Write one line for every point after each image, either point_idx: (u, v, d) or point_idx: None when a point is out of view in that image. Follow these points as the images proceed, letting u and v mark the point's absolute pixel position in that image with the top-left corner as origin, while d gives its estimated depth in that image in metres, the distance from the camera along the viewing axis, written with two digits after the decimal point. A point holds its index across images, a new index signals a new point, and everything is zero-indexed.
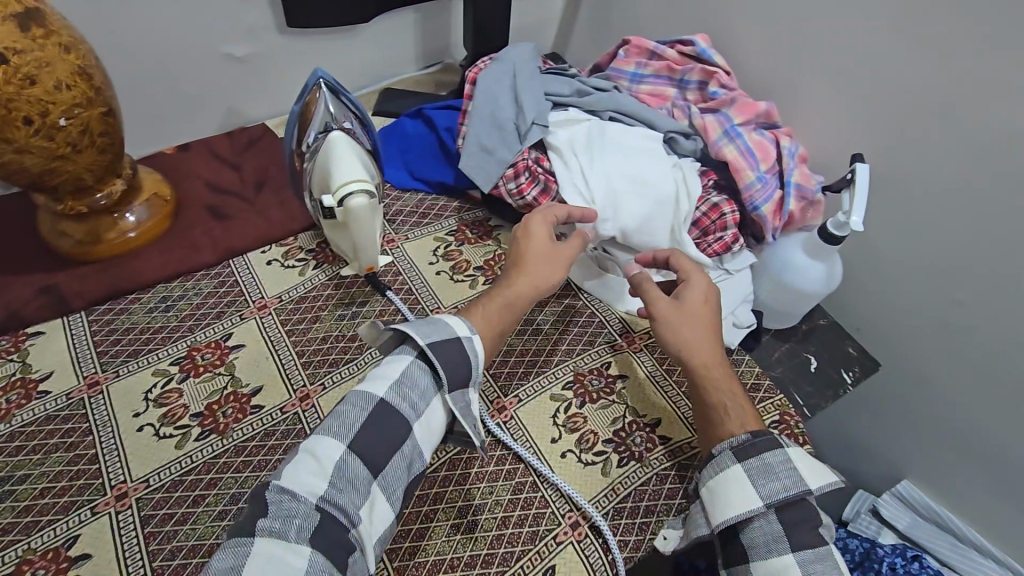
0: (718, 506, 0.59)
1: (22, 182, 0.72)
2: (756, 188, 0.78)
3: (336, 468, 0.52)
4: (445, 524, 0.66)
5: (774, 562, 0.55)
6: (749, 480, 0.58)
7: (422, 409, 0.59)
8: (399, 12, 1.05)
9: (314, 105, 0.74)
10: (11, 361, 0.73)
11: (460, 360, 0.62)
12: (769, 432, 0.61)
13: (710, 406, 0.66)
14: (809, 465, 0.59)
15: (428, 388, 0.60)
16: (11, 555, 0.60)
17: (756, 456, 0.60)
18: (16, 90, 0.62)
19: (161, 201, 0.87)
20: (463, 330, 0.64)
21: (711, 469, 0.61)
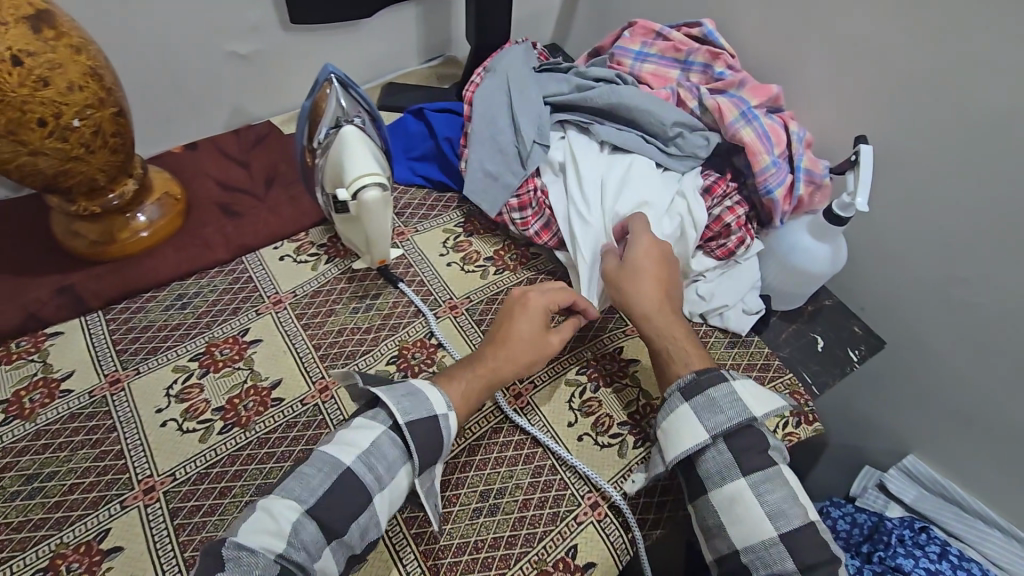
0: (671, 442, 0.63)
1: (36, 184, 0.72)
2: (771, 171, 0.79)
3: (293, 530, 0.53)
4: (468, 508, 0.67)
5: (728, 487, 0.60)
6: (694, 415, 0.63)
7: (388, 479, 0.59)
8: (401, 6, 1.06)
9: (324, 101, 0.74)
10: (32, 361, 0.74)
11: (434, 435, 0.62)
12: (716, 370, 0.66)
13: (660, 353, 0.71)
14: (751, 394, 0.64)
15: (397, 459, 0.60)
16: (44, 549, 0.61)
17: (700, 393, 0.64)
18: (30, 92, 0.63)
19: (172, 200, 0.88)
20: (443, 406, 0.64)
21: (663, 412, 0.66)
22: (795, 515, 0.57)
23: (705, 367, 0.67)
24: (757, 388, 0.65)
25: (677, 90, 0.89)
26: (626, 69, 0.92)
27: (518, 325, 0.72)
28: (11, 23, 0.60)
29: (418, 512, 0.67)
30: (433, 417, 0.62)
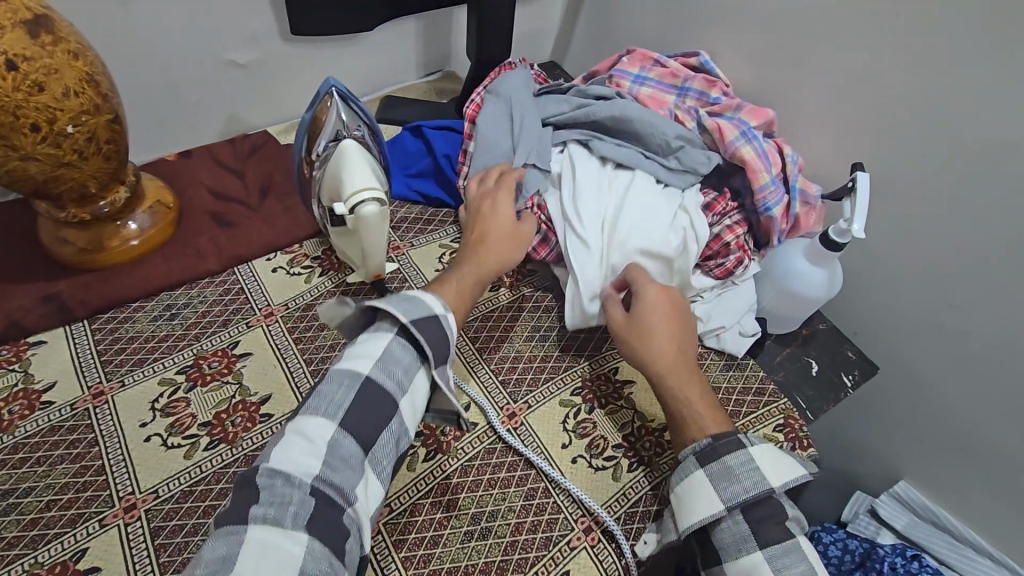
0: (685, 511, 0.61)
1: (25, 189, 0.70)
2: (770, 190, 0.80)
3: (330, 442, 0.52)
4: (459, 531, 0.66)
5: (743, 561, 0.56)
6: (709, 485, 0.60)
7: (408, 383, 0.59)
8: (402, 20, 1.06)
9: (325, 114, 0.74)
10: (12, 372, 0.72)
11: (439, 330, 0.62)
12: (732, 433, 0.62)
13: (673, 409, 0.67)
14: (770, 462, 0.60)
15: (411, 364, 0.60)
16: (18, 568, 0.59)
17: (717, 460, 0.61)
18: (24, 97, 0.62)
19: (163, 208, 0.87)
20: (439, 308, 0.63)
21: (676, 476, 0.63)
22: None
23: (722, 428, 0.64)
24: (778, 453, 0.61)
25: (674, 111, 0.89)
26: (625, 89, 0.92)
27: (493, 221, 0.77)
28: (8, 27, 0.59)
29: (407, 535, 0.65)
30: (431, 309, 0.62)
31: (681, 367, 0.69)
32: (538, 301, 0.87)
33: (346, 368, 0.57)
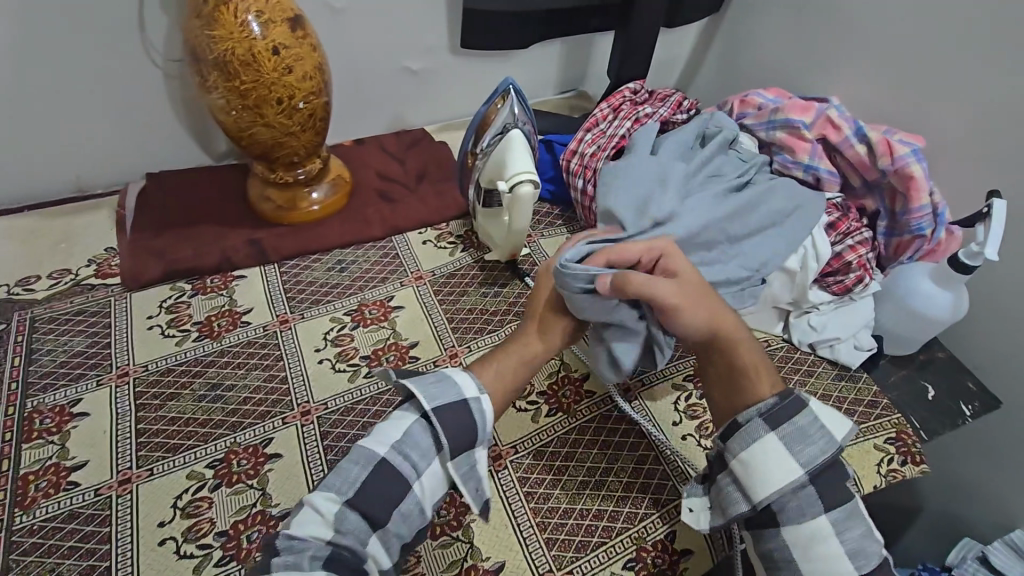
0: (757, 479, 0.58)
1: (255, 152, 0.88)
2: (923, 209, 0.83)
3: (336, 519, 0.53)
4: (573, 480, 0.73)
5: (807, 523, 0.57)
6: (786, 449, 0.58)
7: (424, 468, 0.57)
8: (550, 43, 1.19)
9: (494, 115, 0.84)
10: (221, 296, 0.89)
11: (465, 416, 0.59)
12: (794, 391, 0.61)
13: (738, 372, 0.65)
14: (830, 420, 0.61)
15: (430, 448, 0.58)
16: (222, 444, 0.73)
17: (789, 422, 0.60)
18: (276, 77, 0.79)
19: (341, 182, 1.02)
20: (473, 389, 0.60)
21: (741, 441, 0.60)
22: (872, 551, 0.57)
23: (782, 388, 0.63)
24: (831, 410, 0.62)
25: (824, 114, 0.90)
26: (750, 121, 0.97)
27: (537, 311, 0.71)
28: (278, 23, 0.77)
29: (529, 473, 0.73)
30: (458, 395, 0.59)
31: (731, 323, 0.67)
32: None
33: (369, 445, 0.56)
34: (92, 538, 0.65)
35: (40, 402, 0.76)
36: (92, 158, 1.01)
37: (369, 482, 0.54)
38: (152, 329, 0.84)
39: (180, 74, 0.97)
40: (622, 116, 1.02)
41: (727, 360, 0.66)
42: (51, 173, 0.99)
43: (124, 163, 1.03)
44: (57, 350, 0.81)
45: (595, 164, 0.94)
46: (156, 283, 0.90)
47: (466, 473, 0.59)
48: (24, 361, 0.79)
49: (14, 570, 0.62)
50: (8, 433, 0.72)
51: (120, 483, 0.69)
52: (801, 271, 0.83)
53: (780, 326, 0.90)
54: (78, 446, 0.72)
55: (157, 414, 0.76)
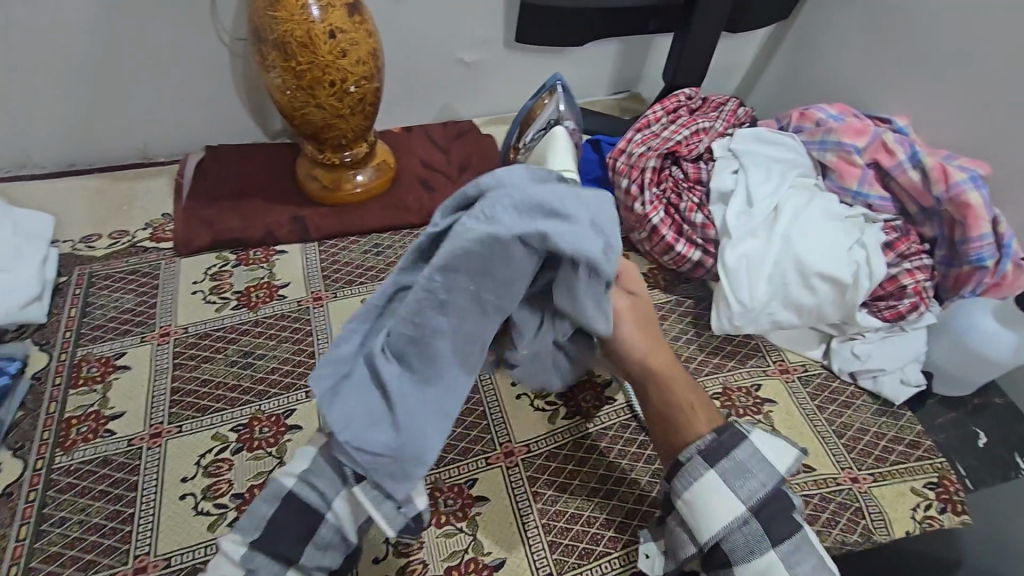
0: (700, 520, 0.57)
1: (306, 132, 0.91)
2: (982, 239, 0.78)
3: (243, 558, 0.55)
4: (582, 487, 0.72)
5: (757, 560, 0.56)
6: (723, 486, 0.57)
7: (332, 497, 0.56)
8: (606, 42, 1.17)
9: (539, 110, 0.86)
10: (262, 268, 0.92)
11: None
12: (731, 427, 0.60)
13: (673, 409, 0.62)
14: (770, 449, 0.60)
15: (336, 477, 0.56)
16: (247, 411, 0.76)
17: (726, 458, 0.58)
18: (330, 60, 0.81)
19: (385, 168, 1.04)
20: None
21: (683, 481, 0.59)
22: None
23: (718, 425, 0.61)
24: (773, 441, 0.61)
25: (879, 139, 0.88)
26: (805, 139, 0.96)
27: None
28: (337, 7, 0.79)
29: (539, 474, 0.72)
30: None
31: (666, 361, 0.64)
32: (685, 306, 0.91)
33: (280, 479, 0.57)
34: (121, 485, 0.69)
35: (88, 351, 0.80)
36: (157, 127, 1.06)
37: (272, 520, 0.56)
38: (195, 294, 0.88)
39: (243, 52, 1.01)
40: (677, 121, 0.99)
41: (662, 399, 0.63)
42: (121, 138, 1.06)
43: (186, 134, 1.09)
44: (109, 305, 0.86)
45: (642, 164, 0.92)
46: (204, 250, 0.94)
47: (379, 495, 0.54)
48: (79, 313, 0.85)
49: (50, 505, 0.67)
50: (58, 378, 0.77)
51: (151, 436, 0.73)
52: (852, 287, 0.78)
53: (819, 352, 0.85)
54: (118, 397, 0.76)
55: (191, 375, 0.79)
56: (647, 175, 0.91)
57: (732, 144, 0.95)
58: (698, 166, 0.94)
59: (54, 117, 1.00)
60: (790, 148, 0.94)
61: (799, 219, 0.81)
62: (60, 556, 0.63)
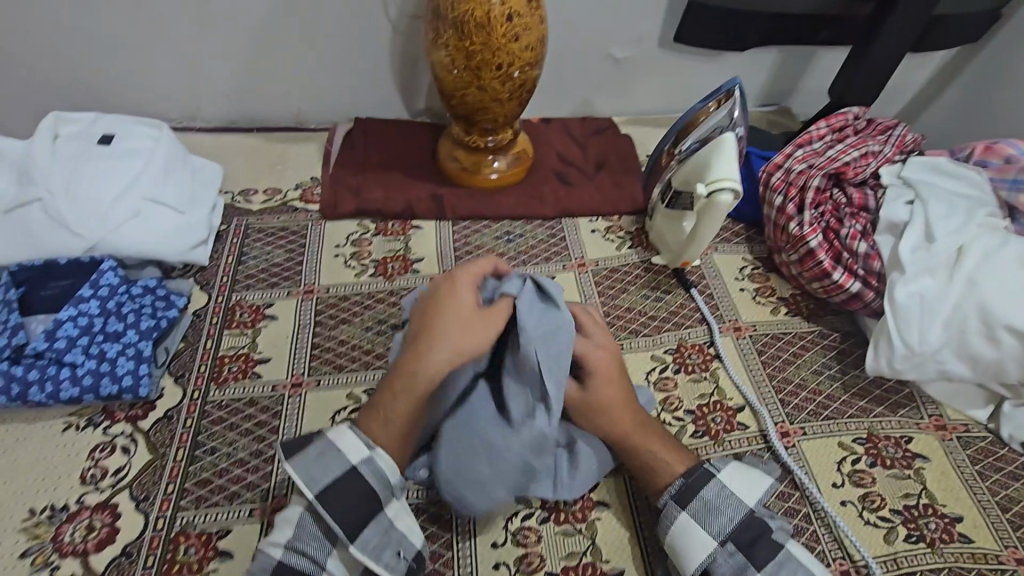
0: (683, 561, 0.59)
1: (460, 113, 0.92)
2: None
3: None
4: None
5: None
6: (697, 526, 0.59)
7: (323, 561, 0.57)
8: (766, 50, 1.12)
9: (703, 117, 0.81)
10: (399, 241, 0.95)
11: (359, 485, 0.58)
12: (699, 466, 0.62)
13: (644, 464, 0.64)
14: (739, 482, 0.61)
15: (326, 539, 0.58)
16: (380, 376, 0.78)
17: (697, 498, 0.61)
18: (503, 43, 0.82)
19: (524, 156, 1.03)
20: (361, 451, 0.59)
21: (664, 525, 0.61)
22: None
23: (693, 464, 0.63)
24: (746, 468, 0.63)
25: None
26: (991, 175, 0.86)
27: (462, 295, 0.62)
28: None
29: None
30: (358, 456, 0.59)
31: (630, 424, 0.65)
32: (830, 340, 0.85)
33: (268, 549, 0.56)
34: (264, 426, 0.73)
35: (242, 297, 0.86)
36: (314, 94, 1.12)
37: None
38: (337, 258, 0.92)
39: (406, 30, 1.04)
40: (845, 141, 0.93)
41: (633, 453, 0.65)
42: (281, 102, 1.12)
43: (337, 105, 1.14)
44: (262, 257, 0.92)
45: (802, 182, 0.87)
46: (348, 217, 0.98)
47: (378, 544, 0.58)
48: (235, 261, 0.91)
49: (203, 434, 0.72)
50: (215, 317, 0.83)
51: (292, 385, 0.77)
52: None
53: (984, 414, 0.77)
54: (265, 343, 0.81)
55: (330, 333, 0.83)
56: (808, 194, 0.86)
57: (903, 172, 0.88)
58: (864, 191, 0.87)
59: (229, 76, 1.07)
60: (973, 184, 0.85)
61: (989, 262, 0.73)
62: (210, 483, 0.68)
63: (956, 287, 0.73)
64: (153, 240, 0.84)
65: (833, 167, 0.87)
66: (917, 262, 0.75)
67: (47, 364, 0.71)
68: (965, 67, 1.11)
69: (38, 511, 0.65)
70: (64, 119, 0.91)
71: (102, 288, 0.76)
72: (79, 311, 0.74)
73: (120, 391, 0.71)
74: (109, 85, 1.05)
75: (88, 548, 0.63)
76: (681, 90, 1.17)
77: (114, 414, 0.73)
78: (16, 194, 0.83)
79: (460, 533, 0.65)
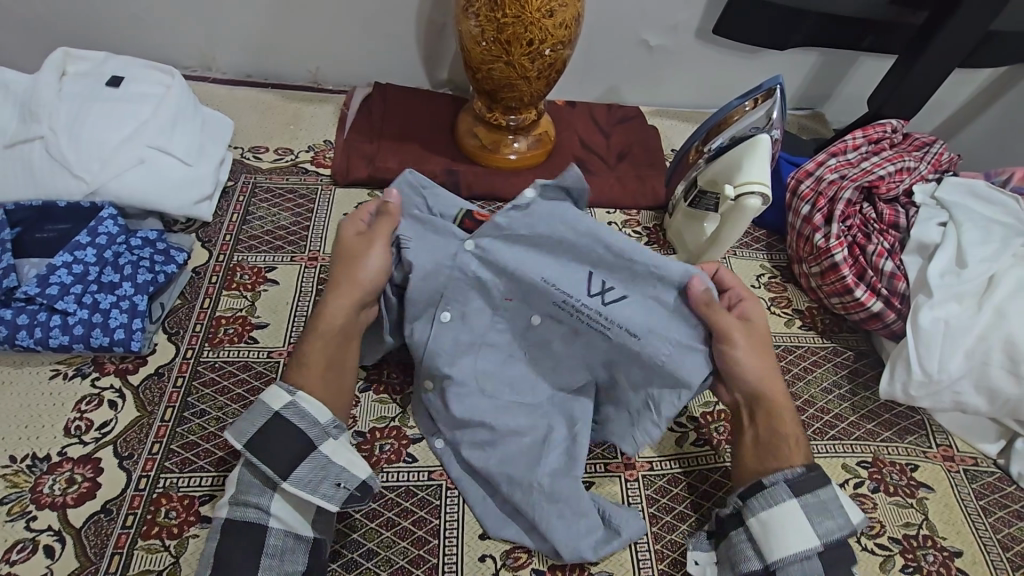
0: (772, 541, 0.56)
1: (485, 88, 0.89)
2: None
3: None
4: (696, 522, 0.66)
5: None
6: (806, 520, 0.57)
7: (265, 503, 0.56)
8: (805, 52, 1.08)
9: (738, 117, 0.77)
10: None
11: (287, 432, 0.57)
12: (822, 469, 0.60)
13: (779, 437, 0.63)
14: (849, 502, 0.60)
15: (263, 485, 0.57)
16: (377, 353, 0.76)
17: (812, 493, 0.58)
18: (536, 18, 0.78)
19: (545, 138, 1.00)
20: (282, 398, 0.58)
21: (762, 501, 0.58)
22: None
23: (812, 462, 0.61)
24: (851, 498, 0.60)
25: None
26: None
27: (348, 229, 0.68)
28: None
29: (660, 496, 0.67)
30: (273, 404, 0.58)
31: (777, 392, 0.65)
32: (842, 358, 0.82)
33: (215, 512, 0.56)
34: (255, 393, 0.71)
35: (243, 259, 0.83)
36: (333, 52, 1.07)
37: (222, 544, 0.54)
38: None
39: None
40: (881, 154, 0.90)
41: (773, 415, 0.64)
42: (299, 59, 1.08)
43: (357, 67, 1.10)
44: (266, 218, 0.89)
45: (832, 193, 0.85)
46: (359, 185, 0.95)
47: (313, 480, 0.56)
48: (240, 220, 0.88)
49: (194, 396, 0.70)
50: (215, 277, 0.81)
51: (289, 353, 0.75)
52: None
53: (994, 448, 0.75)
54: (264, 308, 0.79)
55: None
56: (837, 205, 0.83)
57: (937, 193, 0.85)
58: (895, 208, 0.85)
59: (249, 30, 1.03)
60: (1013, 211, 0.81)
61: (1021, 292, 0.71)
62: (196, 447, 0.66)
63: (989, 317, 0.70)
64: (156, 191, 0.81)
65: (867, 180, 0.84)
66: (944, 286, 0.73)
67: (38, 310, 0.69)
68: (1008, 90, 1.07)
69: (18, 460, 0.63)
70: (75, 55, 0.87)
71: (100, 236, 0.74)
72: (74, 258, 0.71)
73: (112, 343, 0.69)
74: (122, 22, 1.01)
75: (67, 502, 0.61)
76: (713, 85, 1.13)
77: (104, 366, 0.71)
78: (18, 130, 0.80)
79: (447, 521, 0.63)
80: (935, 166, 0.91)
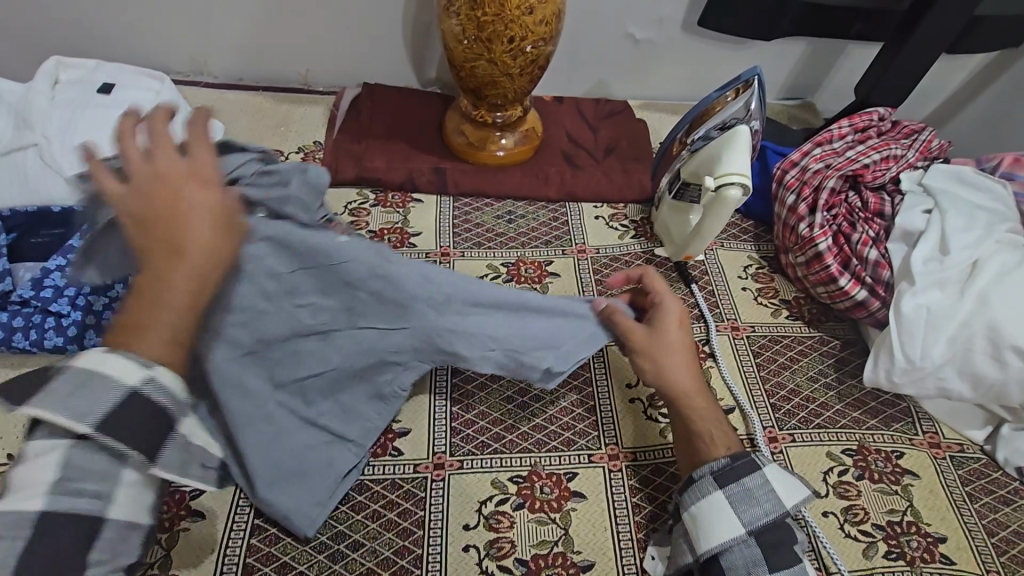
0: (702, 534, 0.58)
1: (468, 85, 0.89)
2: None
3: None
4: (664, 523, 0.66)
5: None
6: (727, 505, 0.58)
7: (115, 496, 0.44)
8: (793, 43, 1.07)
9: (719, 108, 0.77)
10: (397, 213, 0.93)
11: (142, 408, 0.44)
12: (748, 454, 0.60)
13: (695, 435, 0.63)
14: (784, 484, 0.59)
15: (108, 470, 0.44)
16: None
17: (736, 482, 0.59)
18: (516, 15, 0.79)
19: (532, 135, 1.00)
20: (134, 371, 0.44)
21: (691, 494, 0.60)
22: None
23: (737, 451, 0.61)
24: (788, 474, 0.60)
25: None
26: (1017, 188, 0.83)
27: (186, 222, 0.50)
28: None
29: (643, 487, 0.68)
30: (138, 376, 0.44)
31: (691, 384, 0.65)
32: (829, 347, 0.82)
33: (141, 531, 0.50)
34: None
35: None
36: (323, 55, 1.09)
37: None
38: None
39: None
40: (867, 142, 0.90)
41: (686, 415, 0.64)
42: (289, 61, 1.09)
43: (347, 68, 1.11)
44: None
45: (817, 182, 0.85)
46: (347, 184, 0.96)
47: (176, 464, 0.49)
48: None
49: None
50: None
51: None
52: None
53: (980, 434, 0.75)
54: None
55: None
56: (821, 194, 0.83)
57: (924, 179, 0.85)
58: (880, 196, 0.85)
59: (239, 34, 1.05)
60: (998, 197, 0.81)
61: (1002, 279, 0.71)
62: None
63: (971, 302, 0.70)
64: None
65: (851, 168, 0.84)
66: (924, 272, 0.74)
67: (32, 313, 0.71)
68: (999, 77, 1.06)
69: (15, 458, 0.65)
70: (65, 64, 0.90)
71: None
72: (67, 261, 0.73)
73: None
74: (114, 30, 1.03)
75: None
76: (701, 78, 1.13)
77: None
78: (12, 137, 0.82)
79: (432, 512, 0.65)
80: (923, 153, 0.91)
